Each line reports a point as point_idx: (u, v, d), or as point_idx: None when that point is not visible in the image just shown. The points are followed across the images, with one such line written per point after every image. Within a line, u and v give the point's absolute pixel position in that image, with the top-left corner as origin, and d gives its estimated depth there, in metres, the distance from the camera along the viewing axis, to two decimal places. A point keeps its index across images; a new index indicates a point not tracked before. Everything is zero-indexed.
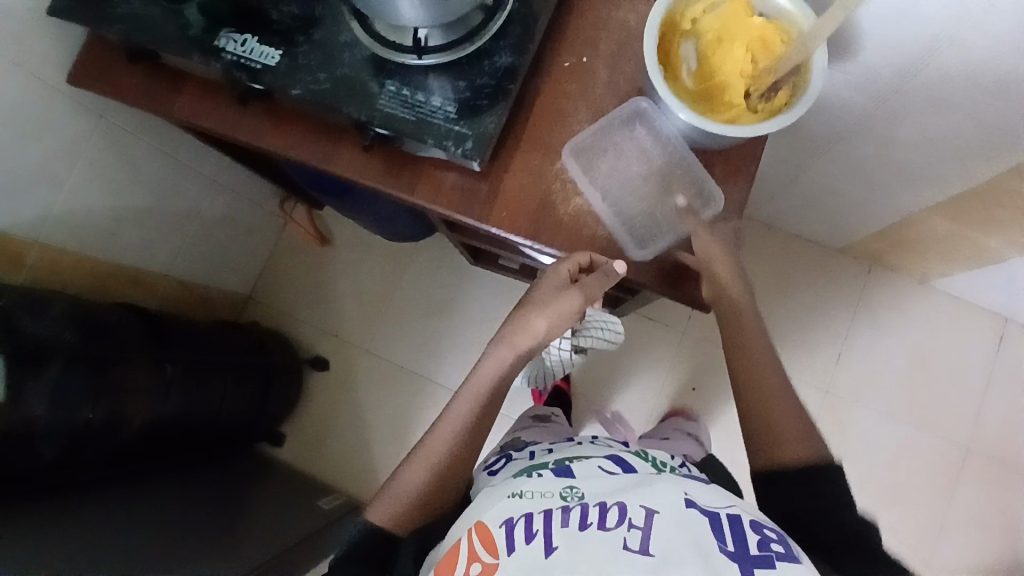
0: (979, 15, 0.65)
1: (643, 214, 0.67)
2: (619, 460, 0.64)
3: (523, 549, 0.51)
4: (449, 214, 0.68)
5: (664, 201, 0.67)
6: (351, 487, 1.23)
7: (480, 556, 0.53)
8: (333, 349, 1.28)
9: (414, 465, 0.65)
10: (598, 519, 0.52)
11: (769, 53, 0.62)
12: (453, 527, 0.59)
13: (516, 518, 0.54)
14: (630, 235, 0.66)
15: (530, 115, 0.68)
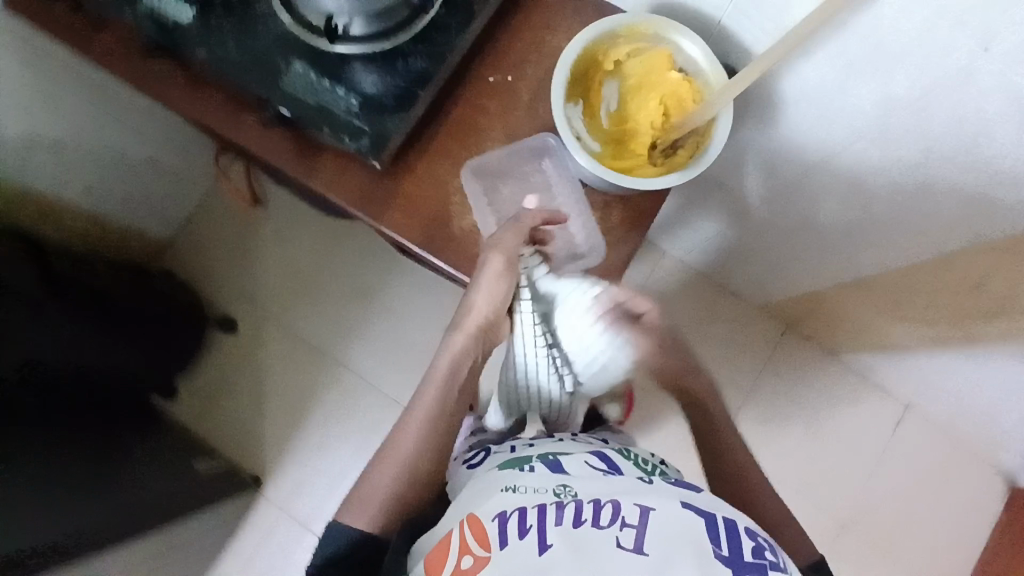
0: (905, 110, 0.65)
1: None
2: (604, 456, 0.63)
3: (516, 544, 0.50)
4: (347, 208, 0.67)
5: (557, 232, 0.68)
6: (235, 453, 1.24)
7: (472, 549, 0.51)
8: (243, 314, 1.28)
9: (382, 468, 0.63)
10: (592, 517, 0.50)
11: (682, 110, 0.63)
12: (443, 517, 0.58)
13: (510, 512, 0.53)
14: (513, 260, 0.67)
15: (444, 124, 0.67)
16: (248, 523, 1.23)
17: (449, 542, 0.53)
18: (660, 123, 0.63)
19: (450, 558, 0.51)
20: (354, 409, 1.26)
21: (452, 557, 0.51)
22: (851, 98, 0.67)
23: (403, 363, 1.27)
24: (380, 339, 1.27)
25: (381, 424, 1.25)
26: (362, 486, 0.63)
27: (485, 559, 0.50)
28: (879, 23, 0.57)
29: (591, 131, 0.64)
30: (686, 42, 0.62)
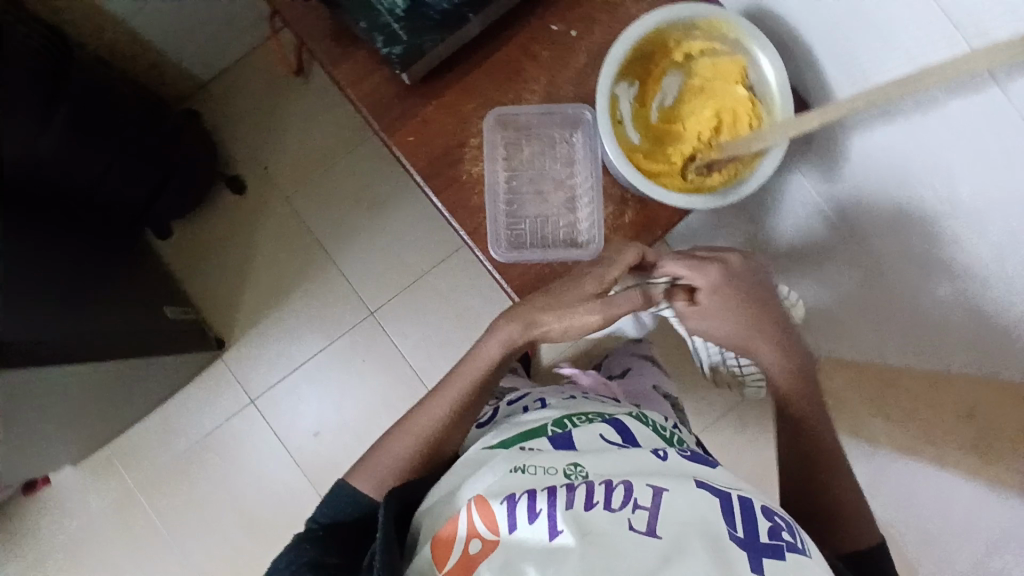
0: (967, 215, 0.59)
1: (539, 217, 0.66)
2: (620, 425, 0.61)
3: (525, 529, 0.47)
4: (363, 112, 0.63)
5: (562, 213, 0.66)
6: (209, 309, 1.25)
7: (480, 534, 0.48)
8: (256, 179, 1.26)
9: (398, 442, 0.63)
10: (604, 498, 0.48)
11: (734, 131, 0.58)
12: (447, 497, 0.55)
13: (518, 494, 0.49)
14: (507, 229, 0.64)
15: (488, 61, 0.63)
16: (199, 377, 1.26)
17: (455, 528, 0.50)
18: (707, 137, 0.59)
19: (455, 548, 0.48)
20: (332, 306, 1.26)
21: (461, 543, 0.49)
22: (916, 178, 0.62)
23: (391, 281, 1.26)
24: (377, 249, 1.26)
25: (351, 330, 1.26)
26: (379, 453, 0.64)
27: (495, 543, 0.47)
28: (968, 112, 0.52)
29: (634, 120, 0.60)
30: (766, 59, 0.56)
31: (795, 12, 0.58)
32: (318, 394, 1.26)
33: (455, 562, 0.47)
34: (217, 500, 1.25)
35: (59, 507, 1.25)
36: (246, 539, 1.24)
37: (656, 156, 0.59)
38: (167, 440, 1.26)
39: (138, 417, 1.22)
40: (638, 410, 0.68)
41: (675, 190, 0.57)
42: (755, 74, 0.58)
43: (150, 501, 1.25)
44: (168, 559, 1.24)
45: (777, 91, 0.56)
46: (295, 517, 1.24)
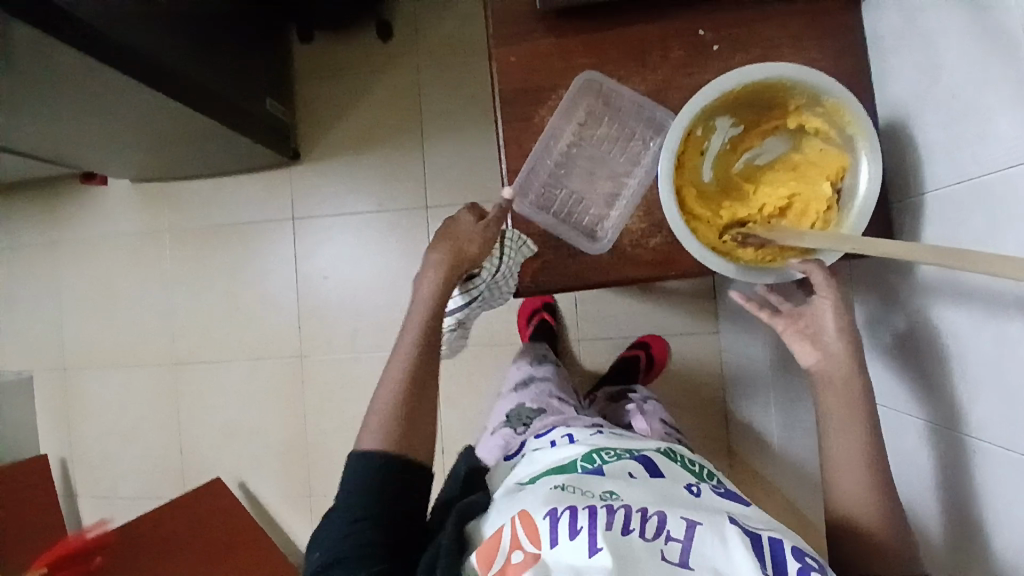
0: (961, 447, 0.53)
1: (576, 194, 0.66)
2: (648, 463, 0.59)
3: (566, 544, 0.49)
4: (486, 16, 0.65)
5: (597, 202, 0.66)
6: (303, 122, 1.32)
7: (522, 545, 0.50)
8: (403, 36, 1.30)
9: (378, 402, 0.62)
10: (640, 527, 0.49)
11: (795, 221, 0.59)
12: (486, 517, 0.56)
13: (560, 510, 0.51)
14: (540, 189, 0.66)
15: (619, 30, 0.63)
16: (262, 174, 1.35)
17: (500, 536, 0.52)
18: (769, 212, 0.60)
19: (501, 556, 0.50)
20: (399, 180, 1.30)
21: (504, 553, 0.50)
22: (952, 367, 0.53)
23: (458, 189, 1.28)
24: (465, 155, 1.28)
25: (402, 209, 1.30)
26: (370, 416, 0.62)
27: (538, 560, 0.49)
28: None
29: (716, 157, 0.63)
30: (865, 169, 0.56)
31: (934, 154, 0.54)
32: (348, 244, 1.32)
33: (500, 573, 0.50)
34: (219, 280, 1.36)
35: (107, 206, 1.40)
36: (227, 324, 1.36)
37: (709, 200, 0.61)
38: (211, 208, 1.36)
39: (201, 174, 1.33)
40: (665, 443, 0.66)
41: (706, 241, 0.60)
42: (849, 182, 0.58)
43: (174, 247, 1.38)
44: (164, 300, 1.38)
45: (856, 207, 0.57)
46: (272, 331, 1.34)
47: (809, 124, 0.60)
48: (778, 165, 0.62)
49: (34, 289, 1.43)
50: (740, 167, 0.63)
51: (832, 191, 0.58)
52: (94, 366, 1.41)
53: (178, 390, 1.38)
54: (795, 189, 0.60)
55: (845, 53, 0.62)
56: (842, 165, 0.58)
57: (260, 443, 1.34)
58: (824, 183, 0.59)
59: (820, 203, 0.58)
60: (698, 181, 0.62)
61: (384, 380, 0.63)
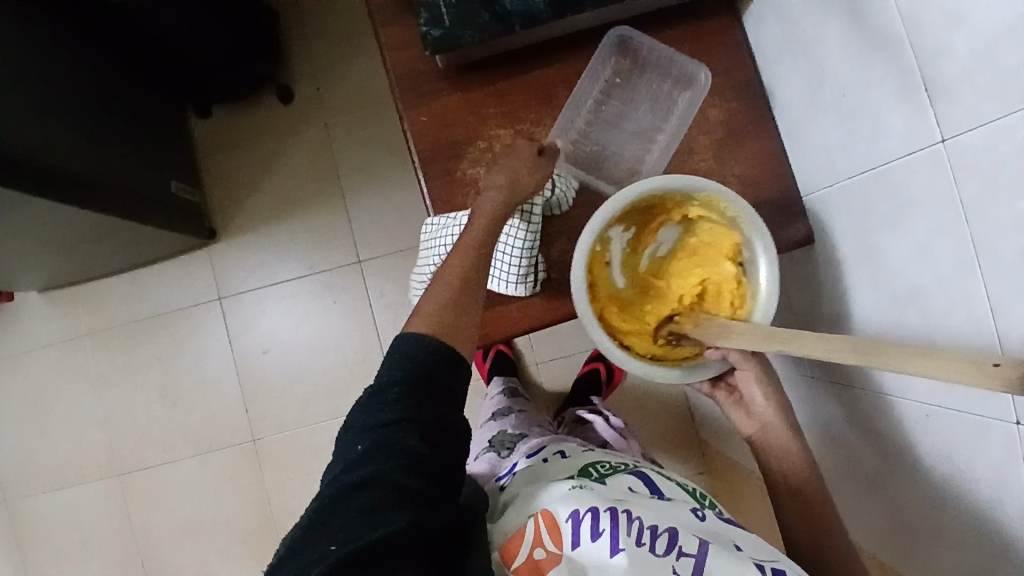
0: (908, 410, 0.57)
1: (604, 150, 0.67)
2: (646, 479, 0.61)
3: (588, 545, 0.51)
4: (390, 77, 0.65)
5: (630, 151, 0.67)
6: (216, 197, 1.28)
7: (544, 542, 0.53)
8: (305, 96, 1.28)
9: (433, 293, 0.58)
10: (651, 542, 0.50)
11: (714, 303, 0.64)
12: (503, 517, 0.58)
13: (583, 511, 0.52)
14: (575, 140, 0.66)
15: (523, 75, 0.64)
16: (181, 257, 1.28)
17: (524, 532, 0.54)
18: (688, 301, 0.65)
19: (524, 548, 0.54)
20: (326, 241, 1.27)
21: (527, 545, 0.54)
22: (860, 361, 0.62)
23: (390, 238, 1.26)
24: (389, 204, 1.27)
25: (335, 269, 1.27)
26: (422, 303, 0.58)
27: (559, 557, 0.52)
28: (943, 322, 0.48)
29: (622, 262, 0.67)
30: (756, 245, 0.61)
31: (835, 150, 0.57)
32: (285, 313, 1.27)
33: (523, 563, 0.53)
34: (153, 375, 1.28)
35: (13, 319, 1.30)
36: (169, 419, 1.28)
37: (631, 308, 0.66)
38: (130, 302, 1.29)
39: (114, 269, 1.26)
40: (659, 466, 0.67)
41: (644, 355, 0.64)
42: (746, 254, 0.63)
43: (96, 350, 1.29)
44: (94, 407, 1.29)
45: (761, 277, 0.61)
46: (219, 418, 1.27)
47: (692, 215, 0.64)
48: (680, 251, 0.67)
49: None
50: (647, 262, 0.67)
51: (735, 267, 0.63)
52: (28, 491, 1.30)
53: (127, 499, 1.28)
54: (703, 273, 0.64)
55: (735, 68, 0.66)
56: (735, 242, 0.63)
57: (226, 536, 1.27)
58: (726, 262, 0.64)
59: (730, 283, 0.63)
60: (615, 293, 0.66)
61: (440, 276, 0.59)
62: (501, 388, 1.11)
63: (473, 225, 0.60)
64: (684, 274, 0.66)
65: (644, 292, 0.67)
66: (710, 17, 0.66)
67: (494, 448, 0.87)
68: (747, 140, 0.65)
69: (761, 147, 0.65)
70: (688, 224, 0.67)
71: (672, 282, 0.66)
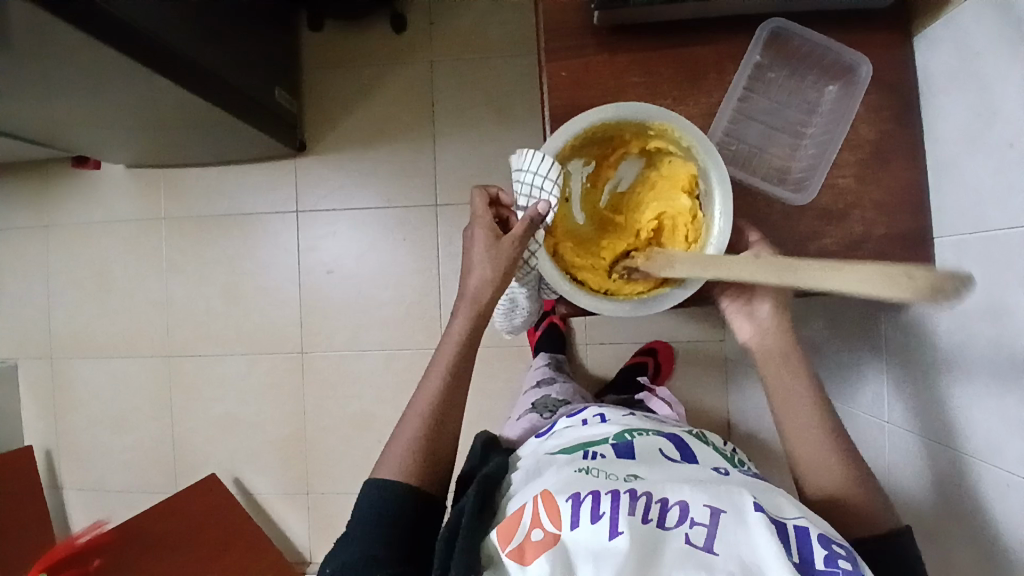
0: (993, 478, 0.55)
1: (754, 147, 0.65)
2: (680, 444, 0.60)
3: (586, 527, 0.47)
4: (538, 27, 0.63)
5: (777, 153, 0.65)
6: (311, 112, 1.29)
7: (542, 524, 0.49)
8: (417, 29, 1.26)
9: (424, 391, 0.62)
10: (658, 517, 0.48)
11: (670, 237, 0.61)
12: (513, 489, 0.57)
13: (584, 493, 0.49)
14: (726, 135, 0.63)
15: (672, 50, 0.62)
16: (266, 164, 1.30)
17: (521, 514, 0.50)
18: (645, 237, 0.62)
19: (519, 531, 0.49)
20: (408, 176, 1.27)
21: (523, 527, 0.49)
22: (940, 402, 0.62)
23: (472, 188, 1.26)
24: (477, 154, 1.26)
25: (411, 207, 1.28)
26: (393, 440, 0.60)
27: (557, 539, 0.48)
28: None
29: (582, 199, 0.64)
30: (712, 177, 0.58)
31: (987, 196, 0.54)
32: (353, 238, 1.29)
33: (516, 548, 0.48)
34: (218, 271, 1.32)
35: (98, 189, 1.34)
36: (224, 315, 1.32)
37: (588, 245, 0.63)
38: (210, 197, 1.32)
39: (201, 161, 1.28)
40: (698, 429, 0.68)
41: (599, 293, 0.61)
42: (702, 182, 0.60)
43: (170, 234, 1.33)
44: (158, 288, 1.34)
45: (717, 207, 0.58)
46: (271, 326, 1.31)
47: (650, 147, 0.61)
48: (640, 186, 0.64)
49: (23, 270, 1.38)
50: (607, 199, 0.65)
51: (692, 201, 0.60)
52: (86, 354, 1.37)
53: (173, 382, 1.34)
54: (660, 207, 0.62)
55: (896, 87, 0.62)
56: (691, 174, 0.60)
57: (257, 437, 1.32)
58: (682, 196, 0.61)
59: (684, 217, 0.60)
60: (574, 230, 0.63)
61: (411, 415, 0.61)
62: (549, 358, 1.11)
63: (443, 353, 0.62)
64: (642, 209, 0.63)
65: (604, 228, 0.64)
66: (879, 27, 0.62)
67: (540, 408, 0.88)
68: (890, 163, 0.62)
69: (903, 175, 0.62)
70: (648, 157, 0.63)
71: (630, 217, 0.63)
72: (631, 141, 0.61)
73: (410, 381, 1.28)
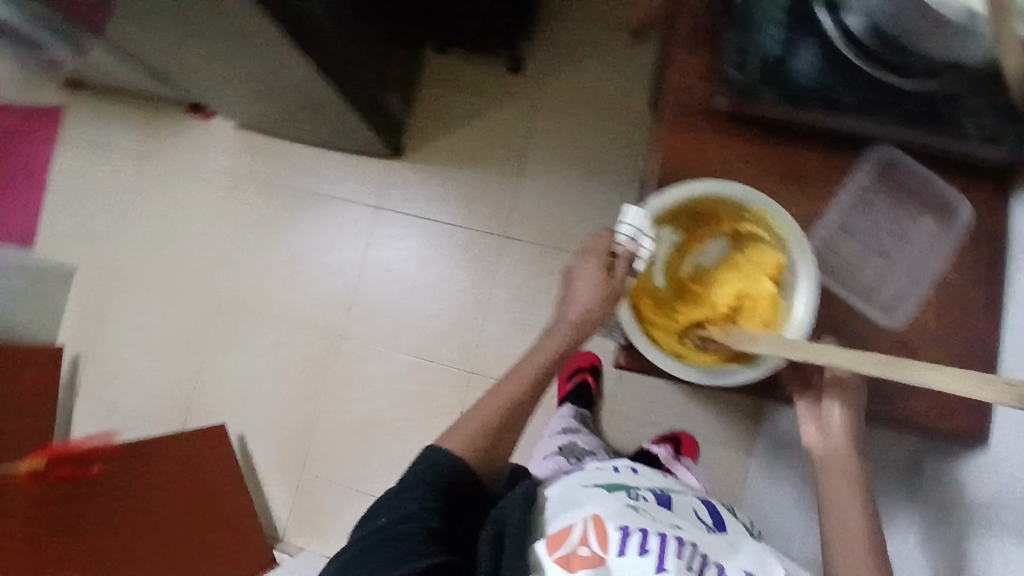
0: None
1: (848, 260, 0.67)
2: (710, 510, 0.64)
3: (633, 558, 0.53)
4: (664, 100, 0.68)
5: (867, 272, 0.67)
6: (415, 121, 1.37)
7: (590, 544, 0.54)
8: (532, 74, 1.34)
9: (509, 381, 0.71)
10: (695, 565, 0.54)
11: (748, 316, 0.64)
12: (552, 507, 0.60)
13: (634, 528, 0.54)
14: (823, 243, 0.67)
15: (783, 152, 0.66)
16: (361, 157, 1.38)
17: (570, 530, 0.55)
18: (722, 312, 0.64)
19: (568, 545, 0.54)
20: (486, 204, 1.33)
21: (572, 543, 0.54)
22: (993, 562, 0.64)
23: (542, 231, 1.31)
24: (556, 200, 1.31)
25: (481, 233, 1.33)
26: (470, 414, 0.69)
27: (602, 563, 0.53)
28: None
29: (666, 265, 0.67)
30: (800, 267, 0.61)
31: None
32: (418, 246, 1.35)
33: (564, 560, 0.53)
34: (287, 241, 1.39)
35: (205, 138, 1.44)
36: (279, 283, 1.38)
37: (665, 307, 0.66)
38: (301, 173, 1.40)
39: (304, 138, 1.37)
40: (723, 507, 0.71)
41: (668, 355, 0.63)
42: (788, 270, 0.63)
43: (255, 196, 1.41)
44: (228, 241, 1.41)
45: (801, 297, 0.61)
46: (319, 304, 1.36)
47: (742, 229, 0.64)
48: (724, 263, 0.66)
49: (114, 192, 1.47)
50: (690, 268, 0.67)
51: (774, 288, 0.63)
52: (144, 283, 1.44)
53: (213, 331, 1.39)
54: (742, 287, 0.64)
55: (988, 238, 0.64)
56: (778, 263, 0.63)
57: (272, 404, 1.35)
58: (765, 280, 0.64)
59: (765, 299, 0.63)
60: (653, 291, 0.66)
61: (489, 399, 0.70)
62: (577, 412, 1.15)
63: (531, 359, 0.71)
64: (723, 285, 0.66)
65: (682, 295, 0.66)
66: (983, 180, 0.65)
67: (567, 453, 0.92)
68: (971, 306, 0.64)
69: (978, 322, 0.63)
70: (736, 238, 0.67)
71: (710, 291, 0.66)
72: (725, 219, 0.64)
73: (432, 394, 1.30)
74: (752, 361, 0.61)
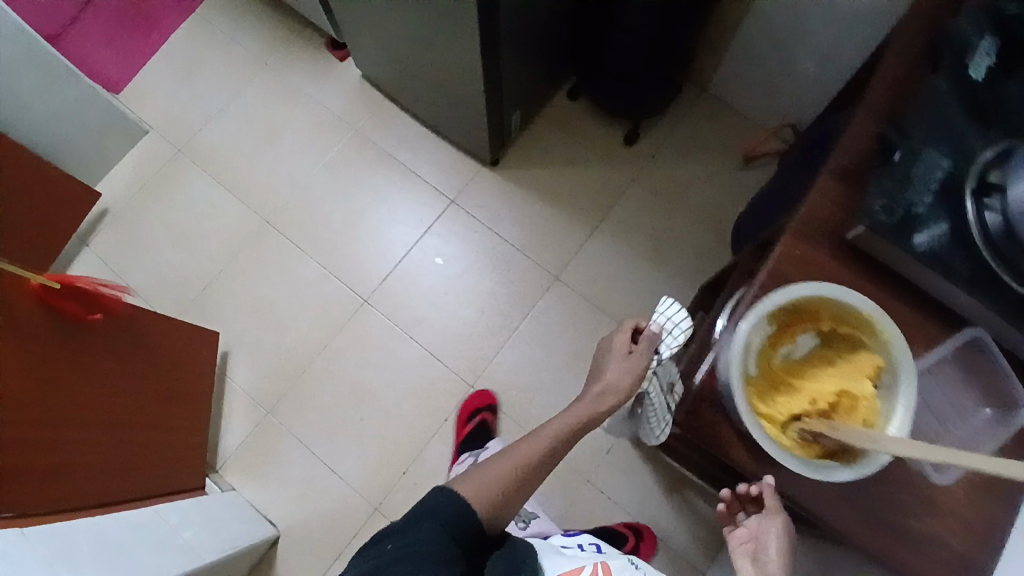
0: None
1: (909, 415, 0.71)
2: None
3: None
4: (797, 213, 0.74)
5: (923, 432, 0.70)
6: (522, 145, 1.43)
7: None
8: (641, 151, 1.42)
9: (530, 445, 0.77)
10: None
11: (845, 413, 0.67)
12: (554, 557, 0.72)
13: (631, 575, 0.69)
14: None
15: (883, 300, 0.71)
16: (459, 152, 1.44)
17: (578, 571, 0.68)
18: (821, 406, 0.67)
19: None
20: (552, 244, 1.38)
21: None
22: None
23: (592, 289, 1.35)
24: (617, 269, 1.36)
25: (537, 267, 1.36)
26: (481, 470, 0.76)
27: None
28: None
29: (759, 355, 0.69)
30: (900, 374, 0.65)
31: None
32: (475, 253, 1.38)
33: None
34: (357, 195, 1.42)
35: (327, 73, 1.50)
36: (332, 228, 1.40)
37: (763, 397, 0.68)
38: (399, 142, 1.45)
39: (417, 114, 1.43)
40: None
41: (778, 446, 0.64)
42: (883, 373, 0.66)
43: (348, 142, 1.45)
44: (303, 170, 1.44)
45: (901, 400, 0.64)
46: (361, 264, 1.37)
47: (843, 332, 0.68)
48: (815, 359, 0.70)
49: (220, 81, 1.51)
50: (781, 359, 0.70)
51: (873, 389, 0.66)
52: (207, 172, 1.45)
53: (249, 244, 1.39)
54: (840, 384, 0.67)
55: None
56: (876, 366, 0.66)
57: (272, 334, 1.34)
58: (865, 381, 0.67)
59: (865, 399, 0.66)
60: (750, 382, 0.68)
61: (504, 460, 0.76)
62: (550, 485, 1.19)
63: (547, 431, 0.78)
64: (821, 381, 0.69)
65: (776, 386, 0.69)
66: None
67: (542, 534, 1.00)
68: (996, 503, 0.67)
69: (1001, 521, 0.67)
70: (830, 337, 0.70)
71: (806, 384, 0.69)
72: (827, 321, 0.68)
73: (426, 391, 1.30)
74: (855, 458, 0.63)
